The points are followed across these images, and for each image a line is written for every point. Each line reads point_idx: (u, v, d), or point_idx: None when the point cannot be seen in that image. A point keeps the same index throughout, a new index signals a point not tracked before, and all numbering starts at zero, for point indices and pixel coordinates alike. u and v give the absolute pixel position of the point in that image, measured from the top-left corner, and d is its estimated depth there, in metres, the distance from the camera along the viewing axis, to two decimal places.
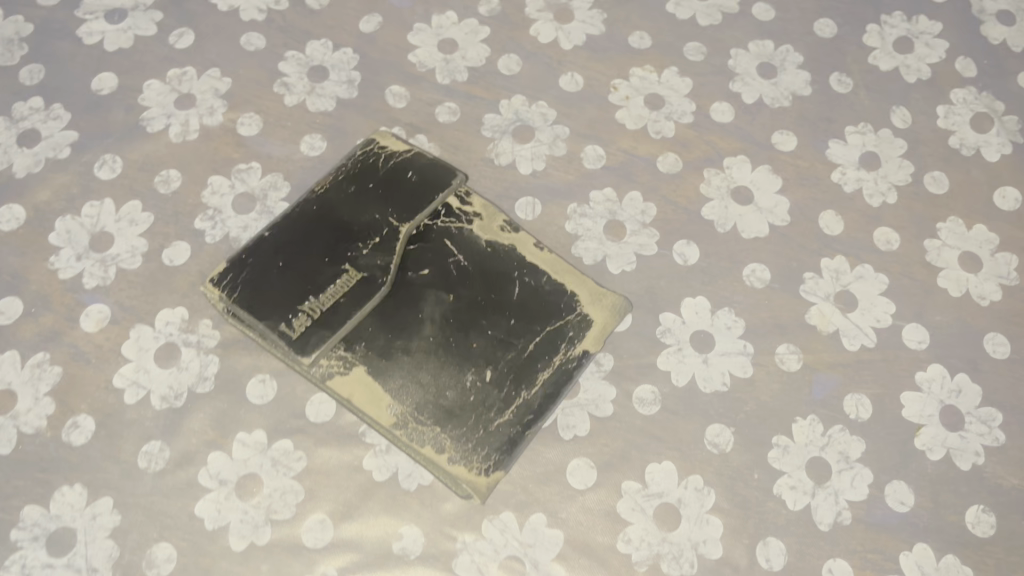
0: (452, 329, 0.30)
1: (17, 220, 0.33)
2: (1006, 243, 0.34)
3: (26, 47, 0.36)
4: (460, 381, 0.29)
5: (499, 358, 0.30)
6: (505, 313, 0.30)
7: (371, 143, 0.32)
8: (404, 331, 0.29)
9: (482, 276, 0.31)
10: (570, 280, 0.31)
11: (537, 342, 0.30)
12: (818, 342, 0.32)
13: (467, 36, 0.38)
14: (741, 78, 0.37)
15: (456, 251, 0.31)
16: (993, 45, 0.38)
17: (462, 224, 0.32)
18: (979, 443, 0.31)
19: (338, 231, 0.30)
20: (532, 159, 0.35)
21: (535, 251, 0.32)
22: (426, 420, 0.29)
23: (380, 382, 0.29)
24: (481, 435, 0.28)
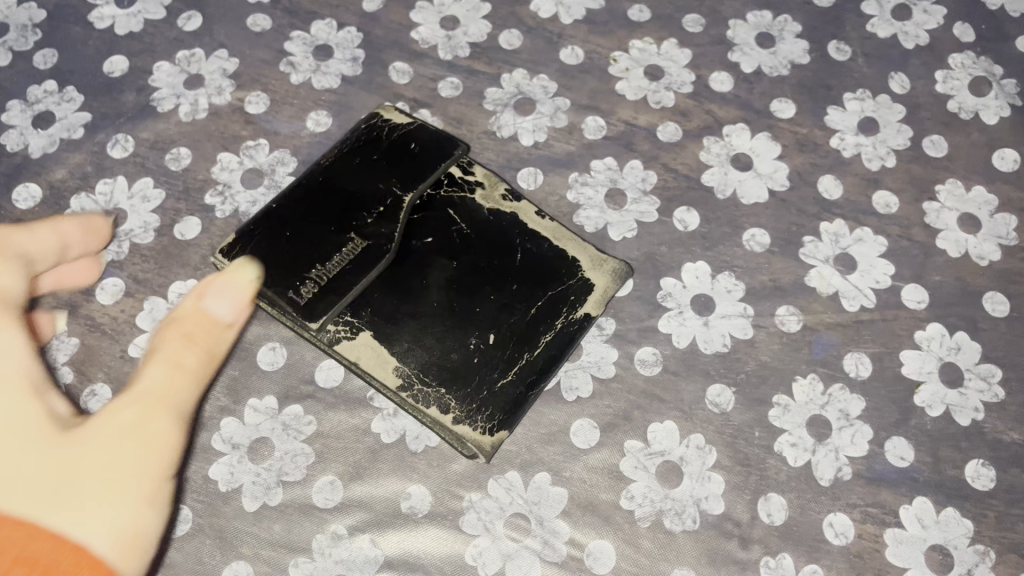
0: (456, 293, 0.30)
1: (34, 199, 0.34)
2: (1004, 204, 0.34)
3: (40, 32, 0.37)
4: (465, 345, 0.30)
5: (503, 321, 0.30)
6: (508, 277, 0.31)
7: (374, 117, 0.33)
8: (409, 297, 0.30)
9: (485, 243, 0.31)
10: (572, 245, 0.32)
11: (539, 306, 0.31)
12: (818, 304, 0.33)
13: (469, 13, 0.38)
14: (740, 49, 0.38)
15: (459, 219, 0.32)
16: (992, 10, 0.39)
17: (465, 193, 0.32)
18: (979, 399, 0.31)
19: (343, 201, 0.31)
20: (531, 130, 0.36)
21: (537, 219, 0.32)
22: (432, 382, 0.29)
23: (386, 346, 0.29)
24: (485, 395, 0.29)
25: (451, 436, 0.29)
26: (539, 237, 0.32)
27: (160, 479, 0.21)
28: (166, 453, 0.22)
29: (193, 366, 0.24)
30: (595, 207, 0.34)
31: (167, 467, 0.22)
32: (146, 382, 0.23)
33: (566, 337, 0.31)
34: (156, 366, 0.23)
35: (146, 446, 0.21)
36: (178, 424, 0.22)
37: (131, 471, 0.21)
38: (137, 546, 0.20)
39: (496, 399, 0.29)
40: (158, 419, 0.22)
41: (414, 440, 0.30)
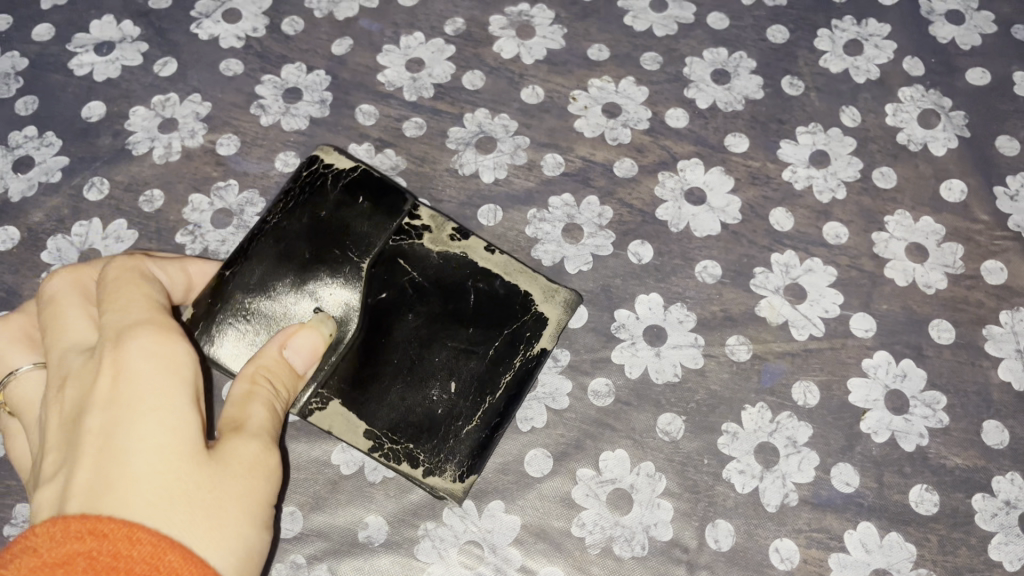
0: (415, 349, 0.31)
1: (13, 240, 0.35)
2: (952, 234, 0.35)
3: (22, 79, 0.39)
4: (429, 400, 0.31)
5: (461, 368, 0.31)
6: (463, 323, 0.31)
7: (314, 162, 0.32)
8: (371, 357, 0.31)
9: (440, 290, 0.31)
10: (522, 279, 0.32)
11: (496, 346, 0.31)
12: (768, 333, 0.33)
13: (433, 55, 0.40)
14: (696, 85, 0.39)
15: (411, 267, 0.32)
16: (942, 44, 0.40)
17: (414, 237, 0.32)
18: (924, 425, 0.32)
19: (299, 267, 0.30)
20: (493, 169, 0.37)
21: (485, 255, 0.32)
22: (402, 440, 0.30)
23: (355, 412, 0.30)
24: (452, 445, 0.30)
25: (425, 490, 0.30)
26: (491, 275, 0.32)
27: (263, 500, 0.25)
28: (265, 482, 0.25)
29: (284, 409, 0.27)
30: (552, 237, 0.35)
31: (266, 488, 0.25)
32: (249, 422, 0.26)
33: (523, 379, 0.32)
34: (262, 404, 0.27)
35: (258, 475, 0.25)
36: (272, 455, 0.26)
37: (243, 496, 0.24)
38: (248, 563, 0.24)
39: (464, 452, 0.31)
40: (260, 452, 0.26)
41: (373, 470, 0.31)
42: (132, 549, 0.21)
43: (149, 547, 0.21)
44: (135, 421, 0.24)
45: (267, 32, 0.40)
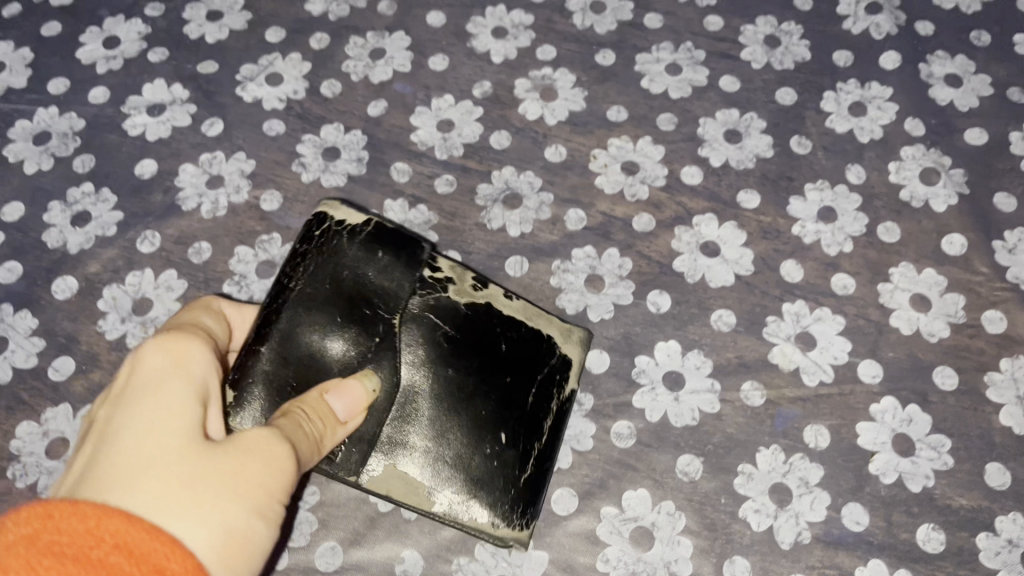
0: (461, 405, 0.31)
1: (70, 289, 0.38)
2: (953, 285, 0.37)
3: (79, 139, 0.42)
4: (484, 456, 0.31)
5: (507, 419, 0.32)
6: (500, 372, 0.32)
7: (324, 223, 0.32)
8: (416, 415, 0.31)
9: (473, 342, 0.32)
10: (541, 322, 0.34)
11: (535, 393, 0.33)
12: (780, 379, 0.35)
13: (463, 116, 0.43)
14: (709, 144, 0.42)
15: (440, 319, 0.32)
16: (942, 106, 0.42)
17: (439, 289, 0.32)
18: (929, 467, 0.34)
19: (335, 332, 0.30)
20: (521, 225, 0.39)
21: (507, 303, 0.34)
22: (463, 495, 0.31)
23: (411, 474, 0.31)
24: (512, 493, 0.31)
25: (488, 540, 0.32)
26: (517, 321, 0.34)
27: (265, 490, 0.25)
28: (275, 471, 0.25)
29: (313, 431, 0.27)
30: (574, 285, 0.38)
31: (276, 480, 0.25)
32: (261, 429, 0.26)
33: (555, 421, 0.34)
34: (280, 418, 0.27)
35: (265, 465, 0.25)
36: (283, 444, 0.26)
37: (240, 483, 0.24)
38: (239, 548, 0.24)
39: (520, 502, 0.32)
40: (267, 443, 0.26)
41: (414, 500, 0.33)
42: (86, 523, 0.20)
43: (102, 520, 0.21)
44: (139, 412, 0.25)
45: (307, 94, 0.43)
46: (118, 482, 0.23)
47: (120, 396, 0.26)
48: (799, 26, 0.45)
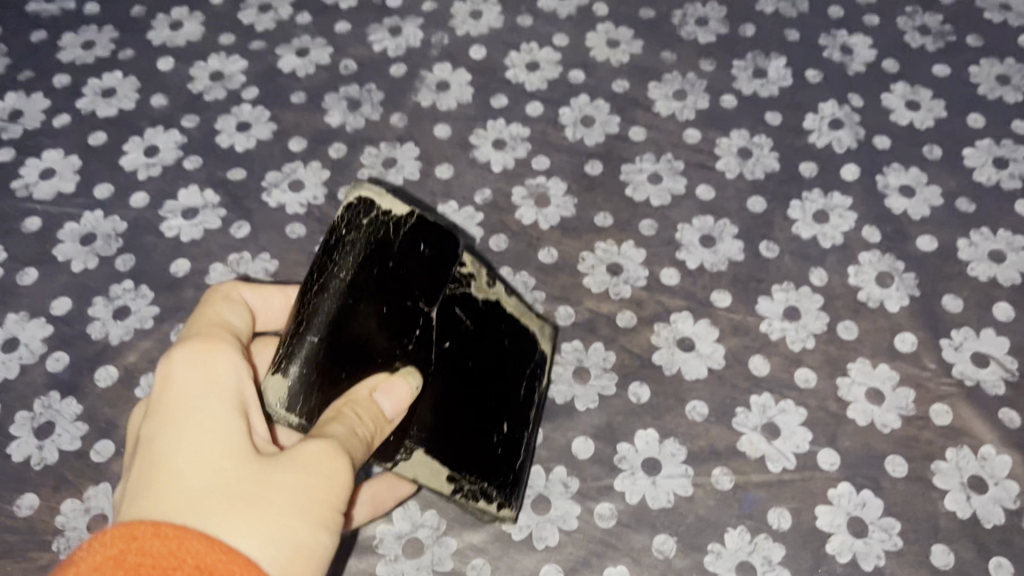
0: (473, 395, 0.37)
1: (111, 377, 0.42)
2: (905, 380, 0.41)
3: (121, 240, 0.46)
4: (487, 441, 0.38)
5: (508, 411, 0.39)
6: (505, 367, 0.39)
7: (373, 208, 0.33)
8: (442, 402, 0.36)
9: (482, 335, 0.38)
10: (529, 321, 0.41)
11: (526, 387, 0.40)
12: (747, 465, 0.39)
13: (465, 220, 0.47)
14: (686, 248, 0.46)
15: (464, 314, 0.37)
16: (897, 214, 0.47)
17: (464, 284, 0.37)
18: (881, 548, 0.37)
19: (382, 326, 0.34)
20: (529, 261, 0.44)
21: (508, 299, 0.40)
22: (476, 477, 0.37)
23: (436, 458, 0.36)
24: (512, 477, 0.38)
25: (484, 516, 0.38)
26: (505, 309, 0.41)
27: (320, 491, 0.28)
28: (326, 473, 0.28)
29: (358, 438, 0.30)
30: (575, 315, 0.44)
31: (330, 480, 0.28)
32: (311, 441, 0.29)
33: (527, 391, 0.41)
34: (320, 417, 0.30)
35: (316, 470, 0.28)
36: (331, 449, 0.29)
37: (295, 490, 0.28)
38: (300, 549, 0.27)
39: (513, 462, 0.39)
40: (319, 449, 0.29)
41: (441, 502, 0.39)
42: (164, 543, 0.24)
43: (177, 540, 0.24)
44: (190, 431, 0.29)
45: (326, 199, 0.48)
46: (176, 501, 0.27)
47: (159, 416, 0.29)
48: (769, 139, 0.50)
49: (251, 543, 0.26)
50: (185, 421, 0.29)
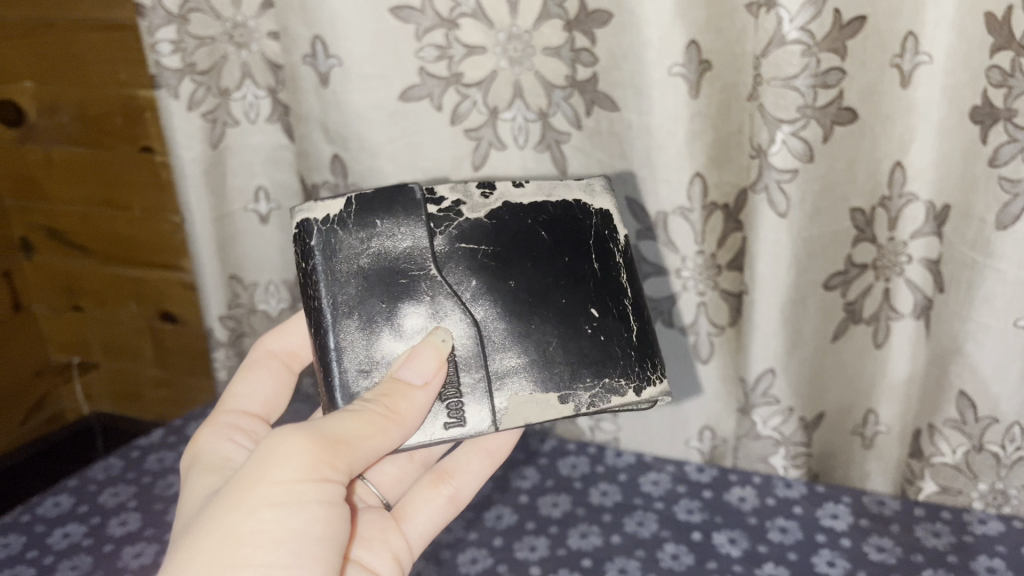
0: (563, 324, 0.59)
1: None
2: None
3: None
4: (589, 332, 0.59)
5: (568, 315, 0.59)
6: (562, 294, 0.59)
7: (308, 251, 0.59)
8: (536, 326, 0.59)
9: (538, 285, 0.59)
10: (551, 229, 0.61)
11: (562, 275, 0.60)
12: None
13: None
14: None
15: (514, 278, 0.59)
16: None
17: (485, 257, 0.59)
18: None
19: (394, 310, 0.58)
20: (446, 211, 0.60)
21: (540, 235, 0.60)
22: (567, 364, 0.59)
23: (543, 372, 0.59)
24: (585, 352, 0.59)
25: (616, 374, 0.60)
26: (482, 225, 0.60)
27: (303, 470, 0.52)
28: (296, 458, 0.52)
29: (304, 469, 0.51)
30: (539, 183, 0.62)
31: (304, 459, 0.52)
32: (267, 468, 0.51)
33: (587, 240, 0.61)
34: (302, 435, 0.53)
35: (287, 457, 0.52)
36: (302, 442, 0.52)
37: (278, 468, 0.51)
38: (292, 495, 0.51)
39: (607, 303, 0.60)
40: (294, 445, 0.52)
41: (626, 398, 0.60)
42: (204, 544, 0.49)
43: (210, 535, 0.49)
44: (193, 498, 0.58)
45: None
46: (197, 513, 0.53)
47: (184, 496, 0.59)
48: None
49: (245, 517, 0.50)
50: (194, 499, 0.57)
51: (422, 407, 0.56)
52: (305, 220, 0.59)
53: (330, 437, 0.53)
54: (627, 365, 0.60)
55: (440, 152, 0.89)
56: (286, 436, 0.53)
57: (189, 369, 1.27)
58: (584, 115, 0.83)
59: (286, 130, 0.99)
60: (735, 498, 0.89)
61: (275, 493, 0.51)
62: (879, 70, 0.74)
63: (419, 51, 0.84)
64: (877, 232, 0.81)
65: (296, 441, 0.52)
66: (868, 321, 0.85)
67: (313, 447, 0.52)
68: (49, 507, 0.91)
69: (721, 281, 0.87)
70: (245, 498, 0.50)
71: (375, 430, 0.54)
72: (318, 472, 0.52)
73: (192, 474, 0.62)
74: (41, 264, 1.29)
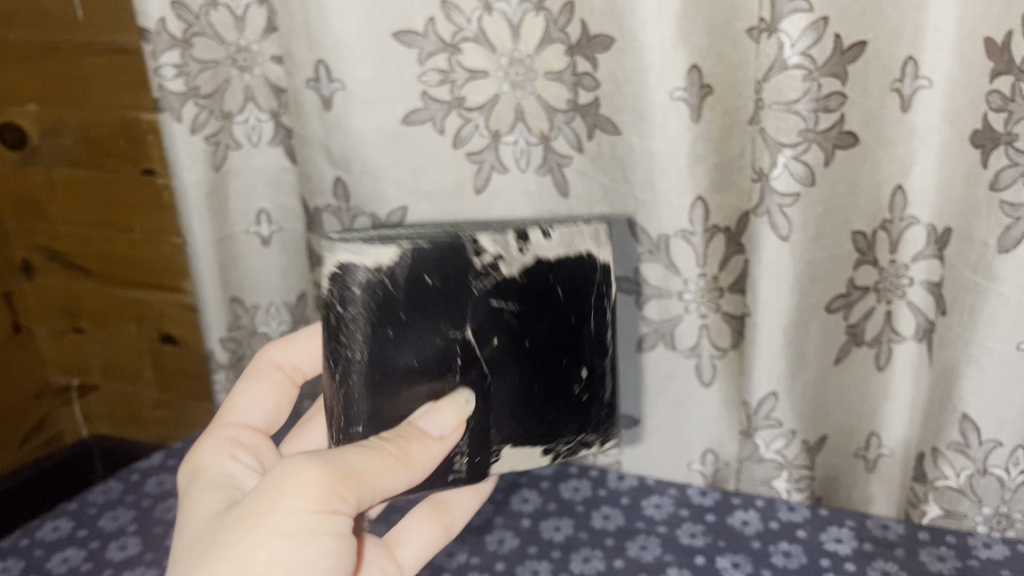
0: (556, 383, 0.62)
1: None
2: None
3: None
4: (577, 392, 0.62)
5: (564, 376, 0.62)
6: (564, 356, 0.61)
7: (352, 302, 0.55)
8: (535, 385, 0.61)
9: (547, 345, 0.60)
10: (569, 287, 0.60)
11: (567, 336, 0.61)
12: None
13: None
14: None
15: (528, 336, 0.60)
16: None
17: (509, 314, 0.59)
18: None
19: (422, 368, 0.58)
20: (485, 267, 0.57)
21: (558, 294, 0.60)
22: (555, 421, 0.62)
23: (534, 428, 0.62)
24: (571, 412, 0.63)
25: (592, 432, 0.64)
26: (514, 282, 0.58)
27: (320, 503, 0.51)
28: (313, 490, 0.51)
29: (317, 499, 0.51)
30: (562, 234, 0.60)
31: (320, 491, 0.51)
32: (281, 498, 0.51)
33: (593, 300, 0.61)
34: (318, 466, 0.52)
35: (304, 488, 0.51)
36: (319, 475, 0.51)
37: (294, 499, 0.51)
38: (307, 527, 0.50)
39: (597, 363, 0.63)
40: (311, 477, 0.51)
41: (593, 449, 0.65)
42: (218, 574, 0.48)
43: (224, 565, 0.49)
44: (192, 519, 0.57)
45: None
46: (205, 538, 0.52)
47: (182, 516, 0.58)
48: None
49: (261, 548, 0.49)
50: (194, 521, 0.56)
51: (433, 454, 0.57)
52: (351, 268, 0.55)
53: (347, 471, 0.52)
54: (601, 423, 0.65)
55: (442, 175, 0.89)
56: (301, 467, 0.52)
57: (189, 391, 1.26)
58: (586, 138, 0.83)
59: (288, 153, 0.99)
60: (738, 521, 0.89)
61: (289, 522, 0.50)
62: (879, 95, 0.75)
63: (422, 75, 0.84)
64: (878, 255, 0.82)
65: (312, 472, 0.51)
66: (870, 344, 0.86)
67: (330, 480, 0.52)
68: (48, 531, 0.90)
69: (723, 304, 0.87)
70: (260, 529, 0.50)
71: (389, 471, 0.54)
72: (334, 506, 0.52)
73: (190, 492, 0.60)
74: (41, 285, 1.28)
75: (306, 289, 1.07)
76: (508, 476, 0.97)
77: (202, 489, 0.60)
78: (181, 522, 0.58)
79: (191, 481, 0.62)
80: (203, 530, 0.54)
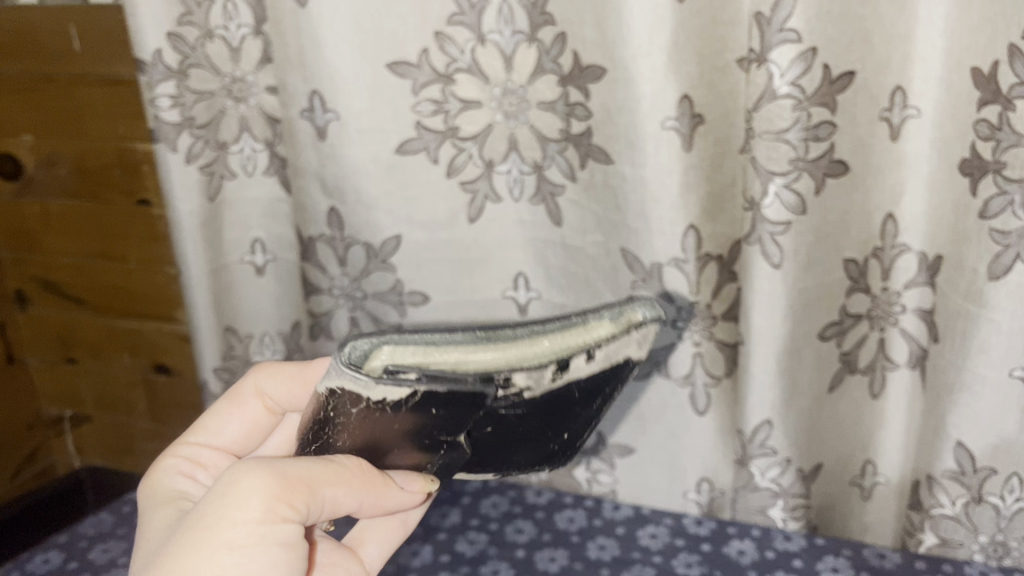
0: (532, 447, 0.55)
1: None
2: None
3: None
4: (550, 449, 0.56)
5: (543, 442, 0.55)
6: (551, 432, 0.54)
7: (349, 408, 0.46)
8: (511, 451, 0.54)
9: (540, 426, 0.53)
10: (588, 386, 0.52)
11: (563, 418, 0.54)
12: None
13: None
14: None
15: (523, 426, 0.52)
16: None
17: (515, 417, 0.50)
18: None
19: (403, 451, 0.51)
20: (507, 396, 0.47)
21: (572, 394, 0.51)
22: (517, 467, 0.57)
23: (493, 471, 0.57)
24: (536, 461, 0.57)
25: (552, 465, 0.60)
26: (530, 400, 0.49)
27: (267, 510, 0.48)
28: (259, 497, 0.48)
29: (264, 508, 0.48)
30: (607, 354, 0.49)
31: (267, 498, 0.48)
32: (227, 508, 0.48)
33: (605, 386, 0.53)
34: (267, 473, 0.49)
35: (250, 496, 0.48)
36: (267, 481, 0.49)
37: (241, 507, 0.48)
38: (254, 537, 0.48)
39: (580, 427, 0.56)
40: (258, 483, 0.49)
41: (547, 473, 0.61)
42: None
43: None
44: (153, 541, 0.56)
45: None
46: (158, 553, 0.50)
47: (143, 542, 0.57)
48: None
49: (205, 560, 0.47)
50: (154, 542, 0.55)
51: (391, 497, 0.53)
52: (352, 393, 0.44)
53: (297, 478, 0.49)
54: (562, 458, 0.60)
55: (436, 204, 0.89)
56: (248, 475, 0.49)
57: (182, 422, 1.25)
58: (578, 168, 0.84)
59: (283, 183, 1.00)
60: (734, 551, 0.88)
61: (234, 535, 0.48)
62: (869, 124, 0.76)
63: (416, 106, 0.85)
64: (871, 282, 0.82)
65: (259, 479, 0.49)
66: (863, 372, 0.86)
67: (278, 488, 0.49)
68: (38, 564, 0.89)
69: (717, 332, 0.87)
70: (204, 540, 0.48)
71: (345, 483, 0.50)
72: (283, 517, 0.49)
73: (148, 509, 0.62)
74: (35, 316, 1.28)
75: (300, 318, 1.06)
76: (503, 507, 0.97)
77: (163, 522, 0.59)
78: (142, 545, 0.57)
79: (148, 496, 0.64)
80: (158, 547, 0.53)
